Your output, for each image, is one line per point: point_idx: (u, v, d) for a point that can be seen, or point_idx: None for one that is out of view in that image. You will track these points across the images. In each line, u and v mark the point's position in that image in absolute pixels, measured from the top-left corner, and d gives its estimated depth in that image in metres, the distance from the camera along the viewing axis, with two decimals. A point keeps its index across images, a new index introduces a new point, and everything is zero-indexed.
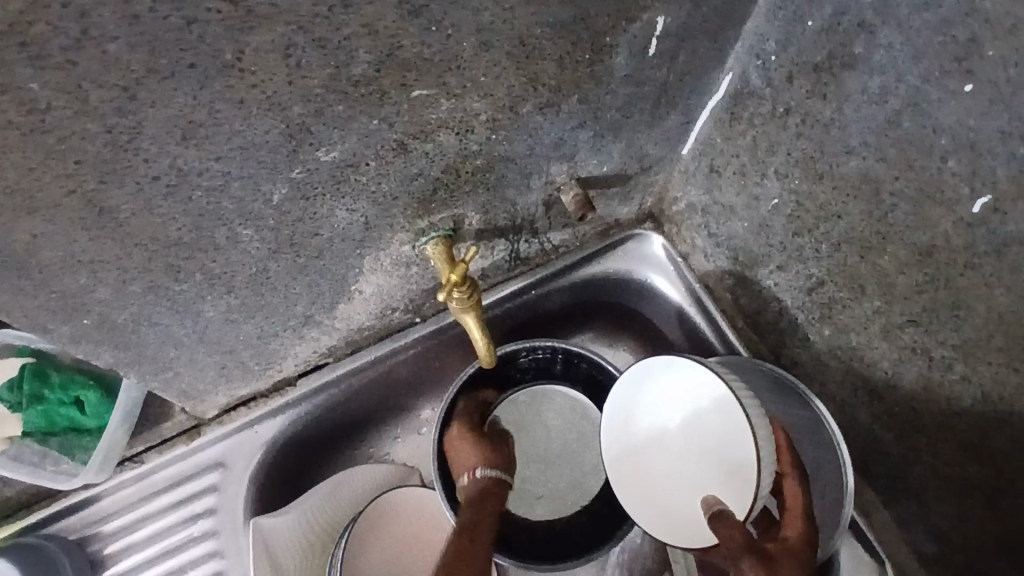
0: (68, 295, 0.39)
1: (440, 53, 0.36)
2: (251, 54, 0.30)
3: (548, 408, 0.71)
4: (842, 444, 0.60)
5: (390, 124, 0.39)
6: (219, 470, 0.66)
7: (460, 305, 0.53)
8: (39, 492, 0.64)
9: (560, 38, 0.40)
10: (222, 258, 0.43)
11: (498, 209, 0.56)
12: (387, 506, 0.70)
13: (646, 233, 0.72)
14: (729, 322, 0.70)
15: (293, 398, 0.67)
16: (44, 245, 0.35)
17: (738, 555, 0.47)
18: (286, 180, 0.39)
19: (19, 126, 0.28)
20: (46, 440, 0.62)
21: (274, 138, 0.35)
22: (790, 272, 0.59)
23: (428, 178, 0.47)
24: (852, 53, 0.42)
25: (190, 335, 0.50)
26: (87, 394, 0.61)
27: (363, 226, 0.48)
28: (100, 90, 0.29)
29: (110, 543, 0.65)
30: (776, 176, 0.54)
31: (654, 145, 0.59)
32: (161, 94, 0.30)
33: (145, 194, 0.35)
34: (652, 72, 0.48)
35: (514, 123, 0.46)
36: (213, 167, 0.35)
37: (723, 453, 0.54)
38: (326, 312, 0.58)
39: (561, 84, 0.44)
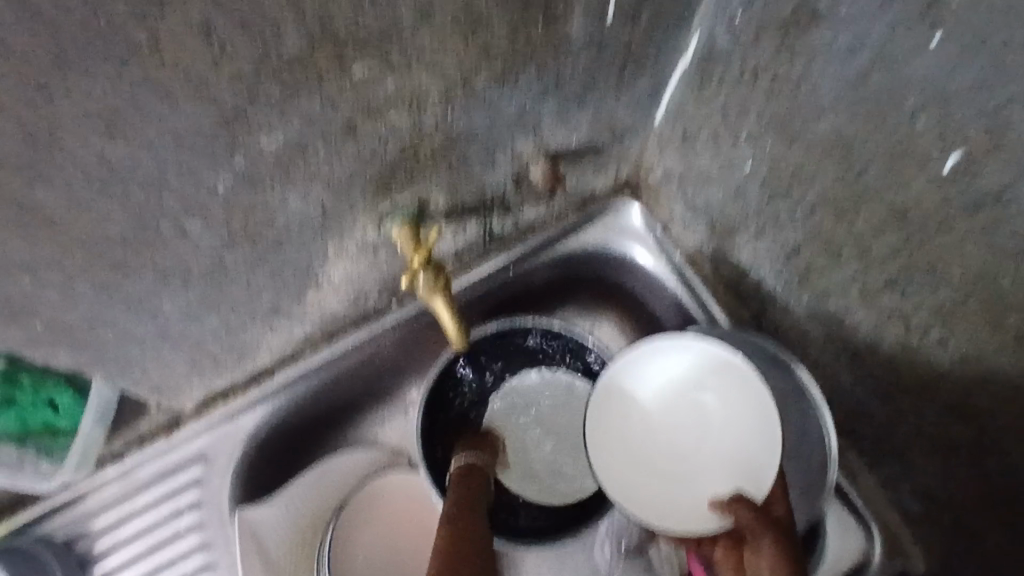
0: (12, 299, 0.38)
1: (377, 27, 0.34)
2: (167, 38, 0.29)
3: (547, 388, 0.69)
4: (825, 409, 0.59)
5: (334, 104, 0.38)
6: (201, 464, 0.65)
7: (427, 287, 0.53)
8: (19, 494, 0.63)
9: (508, 4, 0.38)
10: (173, 252, 0.42)
11: (465, 187, 0.55)
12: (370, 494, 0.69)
13: (623, 204, 0.70)
14: (711, 291, 0.69)
15: (272, 389, 0.66)
16: None
17: (758, 529, 0.50)
18: (230, 169, 0.38)
19: None
20: (23, 445, 0.59)
21: (208, 126, 0.34)
22: (767, 238, 0.57)
23: (384, 159, 0.45)
24: (817, 7, 0.40)
25: (152, 332, 0.48)
26: (59, 397, 0.57)
27: (320, 212, 0.47)
28: (8, 85, 0.27)
29: (97, 542, 0.64)
30: (749, 140, 0.52)
31: (625, 113, 0.57)
32: (75, 86, 0.29)
33: (78, 192, 0.33)
34: (613, 37, 0.46)
35: (470, 97, 0.44)
36: (147, 161, 0.34)
37: (728, 444, 0.58)
38: (295, 301, 0.57)
39: (515, 54, 0.42)
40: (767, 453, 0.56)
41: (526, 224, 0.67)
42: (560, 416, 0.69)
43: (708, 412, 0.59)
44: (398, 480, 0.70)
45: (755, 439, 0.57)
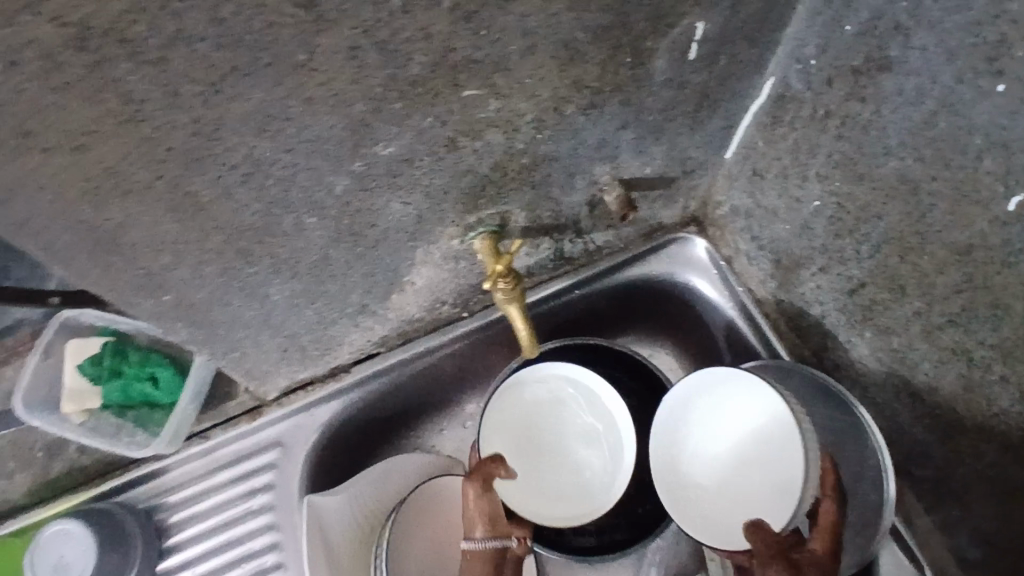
0: (153, 274, 0.43)
1: (488, 55, 0.39)
2: (320, 56, 0.34)
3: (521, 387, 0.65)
4: (883, 450, 0.61)
5: (443, 121, 0.43)
6: (278, 449, 0.70)
7: (505, 296, 0.56)
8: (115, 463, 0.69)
9: (602, 41, 0.42)
10: (289, 244, 0.47)
11: (543, 208, 0.59)
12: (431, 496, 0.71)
13: (687, 237, 0.74)
14: (772, 325, 0.71)
15: (348, 384, 0.71)
16: (136, 226, 0.39)
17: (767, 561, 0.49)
18: (349, 172, 0.43)
19: (119, 116, 0.32)
20: (122, 413, 0.65)
21: (338, 132, 0.39)
22: (832, 273, 0.59)
23: (477, 174, 0.50)
24: (887, 56, 0.44)
25: (258, 317, 0.54)
26: (160, 371, 0.64)
27: (416, 219, 0.52)
28: (191, 87, 0.32)
29: (174, 513, 0.68)
30: (817, 178, 0.55)
31: (698, 148, 0.61)
32: (241, 90, 0.34)
33: (225, 181, 0.39)
34: (693, 76, 0.50)
35: (559, 123, 0.48)
36: (284, 159, 0.39)
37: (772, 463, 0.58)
38: (380, 301, 0.62)
39: (603, 86, 0.46)
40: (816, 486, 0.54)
41: (595, 248, 0.71)
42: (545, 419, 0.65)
43: (758, 438, 0.59)
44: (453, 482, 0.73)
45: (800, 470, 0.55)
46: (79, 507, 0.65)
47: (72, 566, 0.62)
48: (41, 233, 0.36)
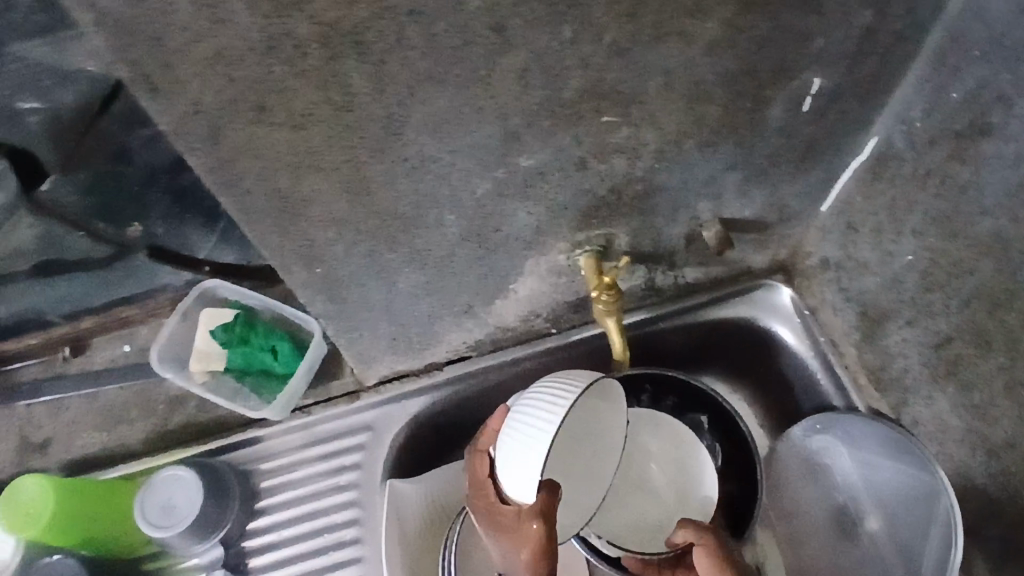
0: (314, 246, 0.50)
1: (631, 88, 0.45)
2: (498, 73, 0.40)
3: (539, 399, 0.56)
4: (955, 507, 0.61)
5: (579, 142, 0.49)
6: (368, 432, 0.75)
7: (605, 309, 0.64)
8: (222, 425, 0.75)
9: (729, 86, 0.48)
10: (427, 236, 0.53)
11: (646, 236, 0.64)
12: None
13: (774, 284, 0.77)
14: (852, 377, 0.73)
15: (439, 381, 0.76)
16: (316, 200, 0.45)
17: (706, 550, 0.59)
18: (492, 177, 0.49)
19: (336, 104, 0.39)
20: (241, 378, 0.72)
21: (493, 140, 0.46)
22: (918, 327, 0.62)
23: (596, 196, 0.56)
24: (990, 122, 0.48)
25: (382, 301, 0.60)
26: (282, 345, 0.71)
27: (535, 229, 0.58)
28: (395, 87, 0.39)
29: (268, 479, 0.73)
30: (912, 234, 0.59)
31: (796, 197, 0.65)
32: (431, 94, 0.40)
33: (395, 171, 0.45)
34: (803, 127, 0.55)
35: (676, 157, 0.54)
36: (445, 158, 0.46)
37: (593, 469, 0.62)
38: (485, 305, 0.67)
39: (722, 127, 0.52)
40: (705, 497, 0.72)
41: (685, 284, 0.75)
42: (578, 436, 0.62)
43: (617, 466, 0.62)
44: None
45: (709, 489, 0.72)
46: (188, 458, 0.71)
47: (179, 510, 0.66)
48: (245, 196, 0.43)
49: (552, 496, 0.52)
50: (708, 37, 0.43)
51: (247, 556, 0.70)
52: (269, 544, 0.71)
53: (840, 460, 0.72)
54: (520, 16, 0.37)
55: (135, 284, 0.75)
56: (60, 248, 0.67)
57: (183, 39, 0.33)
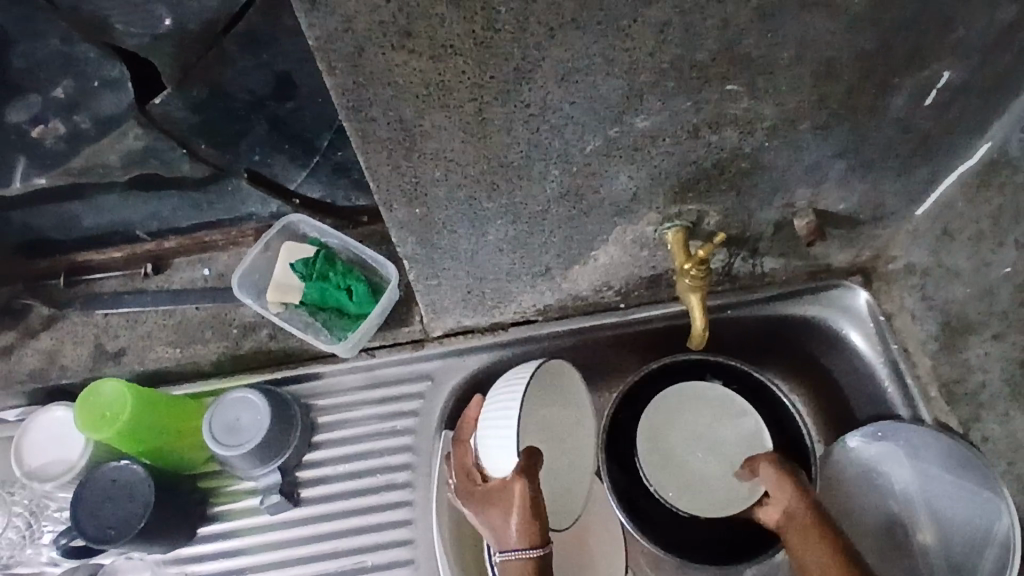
0: (420, 184, 0.50)
1: (764, 57, 0.44)
2: (639, 24, 0.40)
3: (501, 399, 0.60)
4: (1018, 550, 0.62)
5: (698, 109, 0.48)
6: (427, 382, 0.76)
7: (690, 285, 0.62)
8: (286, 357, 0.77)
9: (860, 67, 0.47)
10: (526, 189, 0.54)
11: (737, 217, 0.63)
12: None
13: (853, 286, 0.74)
14: (921, 389, 0.71)
15: (502, 341, 0.76)
16: (433, 136, 0.46)
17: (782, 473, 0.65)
18: (604, 136, 0.49)
19: (476, 38, 0.39)
20: (314, 313, 0.73)
21: (616, 96, 0.46)
22: (1007, 341, 0.62)
23: (699, 169, 0.55)
24: None
25: (467, 250, 0.61)
26: (357, 285, 0.72)
27: (631, 196, 0.57)
28: (537, 27, 0.39)
29: (326, 414, 0.74)
30: (1017, 245, 0.60)
31: (895, 197, 0.64)
32: (570, 40, 0.40)
33: (514, 117, 0.46)
34: (922, 121, 0.54)
35: (787, 137, 0.53)
36: (565, 109, 0.46)
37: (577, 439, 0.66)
38: (563, 268, 0.68)
39: (841, 110, 0.51)
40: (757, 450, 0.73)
41: (761, 273, 0.74)
42: (559, 401, 0.66)
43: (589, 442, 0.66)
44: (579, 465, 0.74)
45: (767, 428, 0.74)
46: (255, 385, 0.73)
47: (244, 431, 0.68)
48: (367, 123, 0.44)
49: (532, 458, 0.57)
50: (854, 12, 0.42)
51: (300, 486, 0.72)
52: (322, 478, 0.72)
53: (896, 473, 0.70)
54: None
55: (222, 207, 0.77)
56: (162, 163, 0.69)
57: None
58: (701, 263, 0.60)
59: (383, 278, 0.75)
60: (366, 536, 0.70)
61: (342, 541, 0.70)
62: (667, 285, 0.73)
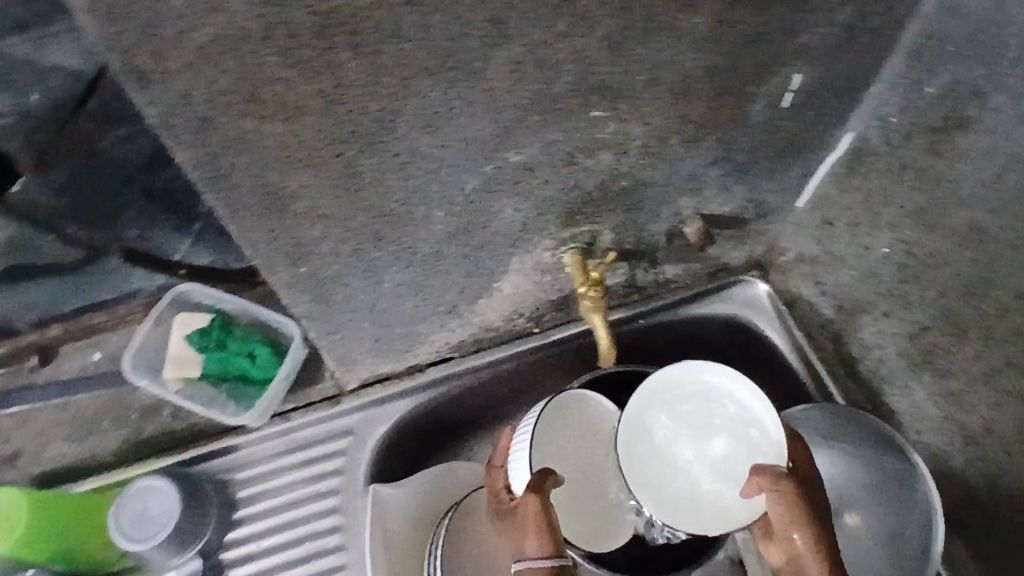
0: (300, 243, 0.49)
1: (621, 82, 0.45)
2: (491, 65, 0.40)
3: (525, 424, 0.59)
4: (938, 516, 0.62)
5: (568, 137, 0.49)
6: (349, 437, 0.73)
7: (590, 306, 0.64)
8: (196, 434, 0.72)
9: (715, 80, 0.48)
10: (414, 234, 0.53)
11: (630, 232, 0.64)
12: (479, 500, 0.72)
13: (752, 280, 0.78)
14: (828, 370, 0.74)
15: (422, 382, 0.75)
16: (304, 196, 0.45)
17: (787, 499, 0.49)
18: (481, 173, 0.49)
19: (326, 96, 0.38)
20: (218, 385, 0.70)
21: (484, 135, 0.46)
22: (895, 319, 0.64)
23: (582, 192, 0.56)
24: (965, 116, 0.50)
25: (366, 301, 0.59)
26: (258, 349, 0.70)
27: (521, 226, 0.57)
28: (388, 79, 0.39)
29: (245, 488, 0.71)
30: (889, 227, 0.61)
31: (774, 194, 0.66)
32: (426, 87, 0.40)
33: (384, 167, 0.45)
34: (783, 122, 0.56)
35: (661, 152, 0.54)
36: (436, 153, 0.46)
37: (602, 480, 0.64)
38: (469, 304, 0.67)
39: (706, 122, 0.52)
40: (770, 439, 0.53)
41: (665, 280, 0.76)
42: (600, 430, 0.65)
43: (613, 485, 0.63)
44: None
45: (766, 401, 0.53)
46: (165, 468, 0.69)
47: (154, 521, 0.64)
48: (230, 191, 0.43)
49: (547, 475, 0.53)
50: (697, 31, 0.43)
51: (225, 569, 0.68)
52: (248, 555, 0.69)
53: (816, 459, 0.70)
54: (516, 8, 0.37)
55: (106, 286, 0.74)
56: None
57: (181, 25, 0.33)
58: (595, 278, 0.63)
59: (285, 335, 0.72)
60: None
61: None
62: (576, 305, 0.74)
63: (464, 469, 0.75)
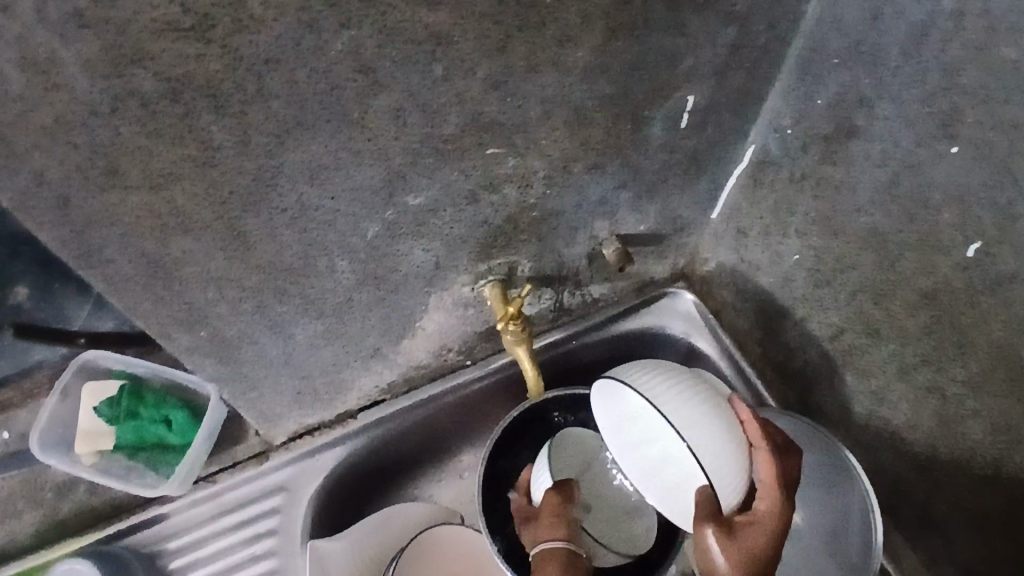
0: (195, 307, 0.47)
1: (510, 119, 0.44)
2: (370, 114, 0.39)
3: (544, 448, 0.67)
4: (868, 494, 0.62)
5: (467, 176, 0.48)
6: (281, 494, 0.70)
7: (515, 337, 0.63)
8: (113, 508, 0.68)
9: (607, 108, 0.48)
10: (318, 285, 0.51)
11: (548, 259, 0.64)
12: (423, 546, 0.69)
13: (678, 291, 0.78)
14: (759, 374, 0.74)
15: (351, 430, 0.71)
16: (190, 262, 0.42)
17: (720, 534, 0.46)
18: (381, 220, 0.48)
19: (195, 161, 0.36)
20: (134, 455, 0.67)
21: (377, 182, 0.44)
22: (812, 321, 0.65)
23: (492, 226, 0.55)
24: (854, 124, 0.51)
25: (280, 355, 0.57)
26: (175, 414, 0.66)
27: (434, 266, 0.56)
28: (259, 136, 0.37)
29: (176, 558, 0.68)
30: (797, 234, 0.62)
31: (687, 208, 0.67)
32: (302, 142, 0.39)
33: (273, 223, 0.43)
34: (683, 141, 0.57)
35: (566, 180, 0.54)
36: (327, 205, 0.44)
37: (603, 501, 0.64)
38: (392, 346, 0.65)
39: (606, 148, 0.52)
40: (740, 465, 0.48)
41: (592, 300, 0.75)
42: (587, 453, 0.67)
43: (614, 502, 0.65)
44: (458, 536, 0.71)
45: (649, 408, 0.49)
46: (87, 548, 0.65)
47: None
48: (107, 265, 0.40)
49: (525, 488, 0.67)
50: (581, 64, 0.43)
51: None
52: None
53: None
54: (386, 57, 0.36)
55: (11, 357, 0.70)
56: None
57: (16, 108, 0.31)
58: (514, 308, 0.62)
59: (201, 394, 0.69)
60: None
61: None
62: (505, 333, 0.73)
63: (406, 511, 0.73)
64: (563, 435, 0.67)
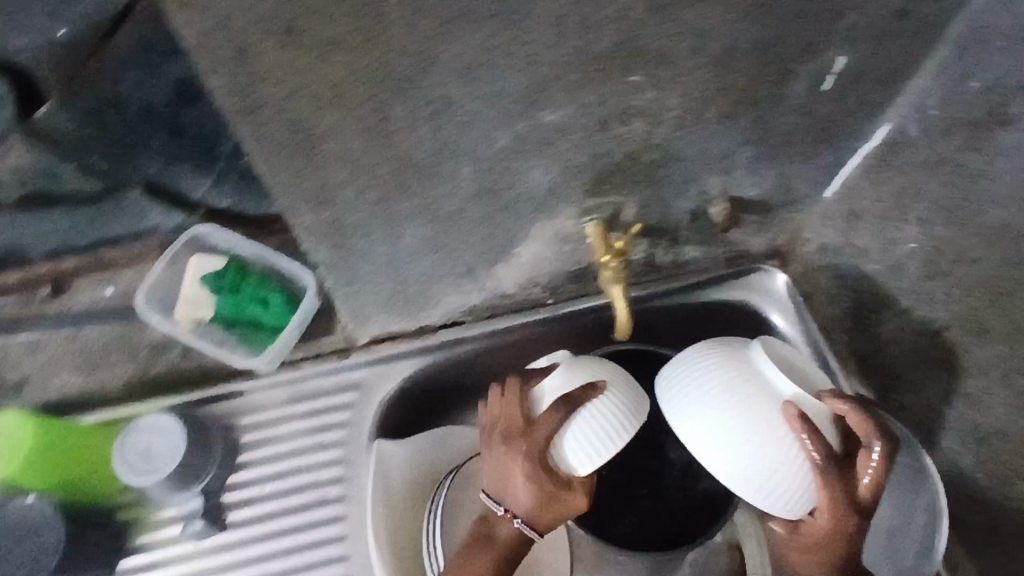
0: (323, 188, 0.49)
1: (662, 49, 0.44)
2: (533, 17, 0.40)
3: (606, 422, 0.56)
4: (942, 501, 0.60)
5: (604, 102, 0.48)
6: (356, 391, 0.73)
7: (611, 276, 0.63)
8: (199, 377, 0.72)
9: (757, 55, 0.48)
10: (438, 187, 0.52)
11: (654, 207, 0.63)
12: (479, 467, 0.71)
13: (771, 270, 0.76)
14: (842, 365, 0.72)
15: (430, 344, 0.74)
16: (331, 139, 0.44)
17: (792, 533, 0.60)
18: (512, 131, 0.48)
19: (363, 34, 0.38)
20: (229, 330, 0.71)
21: (520, 90, 0.45)
22: (913, 315, 0.63)
23: (612, 161, 0.55)
24: (1010, 110, 0.50)
25: (385, 254, 0.59)
26: (274, 296, 0.70)
27: (547, 191, 0.57)
28: (427, 21, 0.38)
29: (250, 433, 0.71)
30: (917, 221, 0.60)
31: (803, 180, 0.65)
32: (465, 32, 0.40)
33: (416, 114, 0.44)
34: (821, 106, 0.55)
35: (696, 125, 0.53)
36: (469, 106, 0.45)
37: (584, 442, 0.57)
38: (485, 268, 0.66)
39: (744, 99, 0.52)
40: (798, 461, 0.57)
41: (683, 262, 0.74)
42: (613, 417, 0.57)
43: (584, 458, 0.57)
44: None
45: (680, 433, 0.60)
46: (172, 406, 0.69)
47: (158, 457, 0.65)
48: (258, 126, 0.42)
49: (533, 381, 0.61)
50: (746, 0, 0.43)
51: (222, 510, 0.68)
52: (248, 498, 0.69)
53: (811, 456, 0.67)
54: None
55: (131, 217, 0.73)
56: None
57: None
58: (615, 248, 0.62)
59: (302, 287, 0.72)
60: (298, 558, 0.67)
61: (273, 562, 0.67)
62: (592, 279, 0.73)
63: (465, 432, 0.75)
64: (632, 426, 0.57)
